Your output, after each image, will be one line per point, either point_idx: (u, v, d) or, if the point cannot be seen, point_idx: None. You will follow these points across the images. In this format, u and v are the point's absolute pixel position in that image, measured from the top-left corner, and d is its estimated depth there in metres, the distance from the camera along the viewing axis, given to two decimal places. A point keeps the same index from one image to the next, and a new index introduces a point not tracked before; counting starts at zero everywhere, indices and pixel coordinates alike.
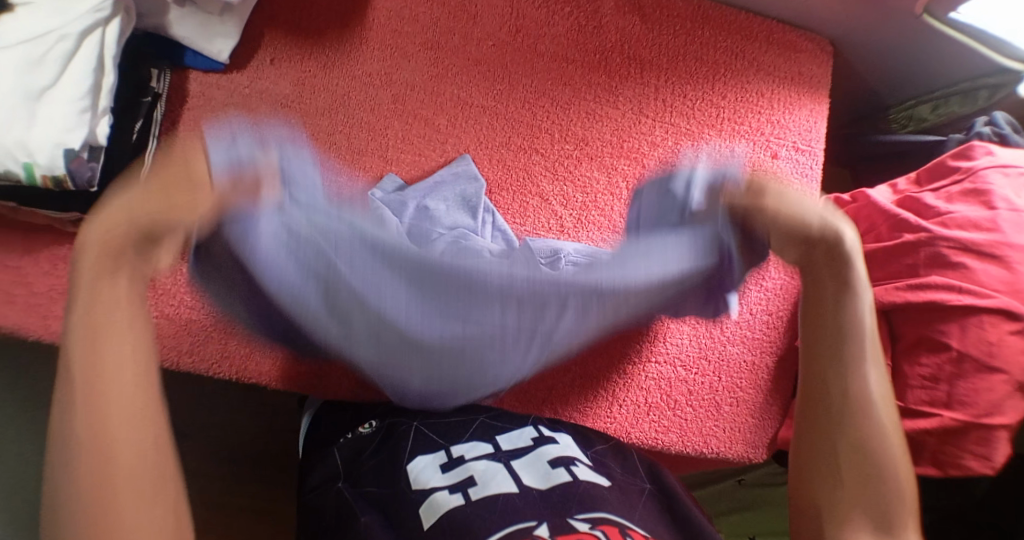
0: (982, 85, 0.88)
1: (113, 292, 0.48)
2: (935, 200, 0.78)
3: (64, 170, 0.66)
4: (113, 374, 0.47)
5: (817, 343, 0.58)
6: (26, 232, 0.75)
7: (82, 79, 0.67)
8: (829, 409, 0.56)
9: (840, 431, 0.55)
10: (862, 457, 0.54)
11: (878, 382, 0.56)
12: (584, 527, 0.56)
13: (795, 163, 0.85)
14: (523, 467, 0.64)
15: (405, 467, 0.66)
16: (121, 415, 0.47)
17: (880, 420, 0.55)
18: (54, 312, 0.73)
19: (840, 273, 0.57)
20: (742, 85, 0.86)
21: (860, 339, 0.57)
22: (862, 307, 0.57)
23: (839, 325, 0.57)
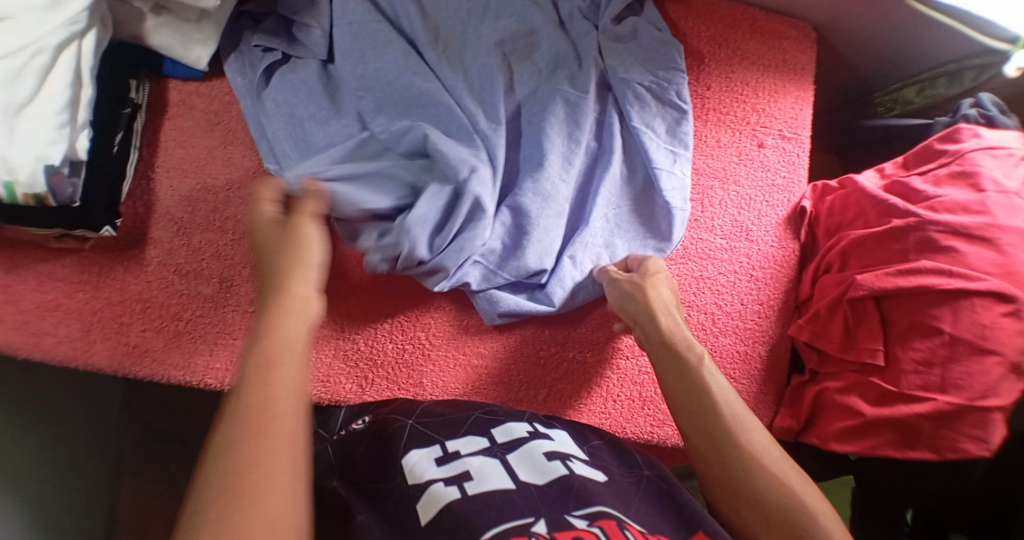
0: (966, 68, 0.87)
1: (280, 346, 0.54)
2: (923, 183, 0.78)
3: (45, 186, 0.66)
4: (271, 423, 0.50)
5: (692, 421, 0.63)
6: (10, 249, 0.74)
7: (59, 94, 0.67)
8: (729, 488, 0.61)
9: (743, 501, 0.60)
10: (771, 515, 0.59)
11: (750, 428, 0.63)
12: (582, 523, 0.58)
13: (781, 151, 0.85)
14: (520, 462, 0.65)
15: (401, 461, 0.67)
16: (265, 461, 0.48)
17: (774, 469, 0.60)
18: (43, 329, 0.72)
19: (686, 373, 0.65)
20: (727, 74, 0.85)
21: (730, 414, 0.63)
22: (718, 389, 0.64)
23: (705, 413, 0.63)
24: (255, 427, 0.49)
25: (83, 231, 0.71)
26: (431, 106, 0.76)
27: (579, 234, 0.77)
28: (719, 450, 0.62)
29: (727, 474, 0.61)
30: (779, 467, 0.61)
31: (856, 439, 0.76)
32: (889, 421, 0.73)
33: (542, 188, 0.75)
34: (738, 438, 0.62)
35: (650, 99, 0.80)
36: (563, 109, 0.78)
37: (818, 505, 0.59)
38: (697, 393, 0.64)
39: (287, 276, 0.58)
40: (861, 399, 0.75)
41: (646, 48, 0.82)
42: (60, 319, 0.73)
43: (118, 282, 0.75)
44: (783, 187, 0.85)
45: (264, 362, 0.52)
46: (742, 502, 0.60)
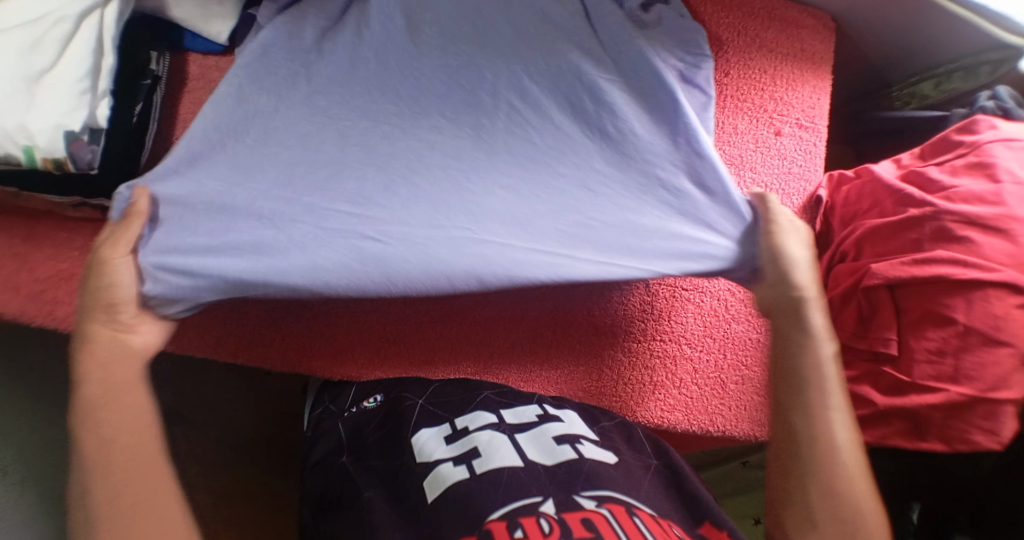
0: (983, 61, 0.87)
1: (115, 379, 0.61)
2: (939, 173, 0.78)
3: (65, 152, 0.67)
4: (120, 443, 0.58)
5: (791, 394, 0.62)
6: (29, 218, 0.75)
7: (80, 61, 0.67)
8: (800, 452, 0.60)
9: (809, 469, 0.59)
10: (828, 493, 0.58)
11: (841, 422, 0.61)
12: (590, 504, 0.57)
13: (798, 140, 0.85)
14: (528, 442, 0.65)
15: (410, 437, 0.67)
16: (131, 475, 0.57)
17: (846, 455, 0.59)
18: (57, 299, 0.72)
19: (797, 322, 0.63)
20: (744, 61, 0.85)
21: (827, 383, 0.62)
22: (824, 356, 0.62)
23: (802, 370, 0.62)
24: (104, 450, 0.58)
25: (100, 201, 0.72)
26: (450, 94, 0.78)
27: None
28: (806, 417, 0.60)
29: (802, 440, 0.60)
30: (852, 457, 0.60)
31: (866, 428, 0.76)
32: (900, 410, 0.73)
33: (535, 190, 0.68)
34: (828, 427, 0.60)
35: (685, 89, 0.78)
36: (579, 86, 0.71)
37: (869, 503, 0.58)
38: (807, 370, 0.62)
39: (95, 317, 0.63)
40: (872, 388, 0.76)
41: (673, 32, 0.81)
42: (74, 288, 0.73)
43: None
44: (798, 175, 0.85)
45: (105, 386, 0.61)
46: (805, 493, 0.58)
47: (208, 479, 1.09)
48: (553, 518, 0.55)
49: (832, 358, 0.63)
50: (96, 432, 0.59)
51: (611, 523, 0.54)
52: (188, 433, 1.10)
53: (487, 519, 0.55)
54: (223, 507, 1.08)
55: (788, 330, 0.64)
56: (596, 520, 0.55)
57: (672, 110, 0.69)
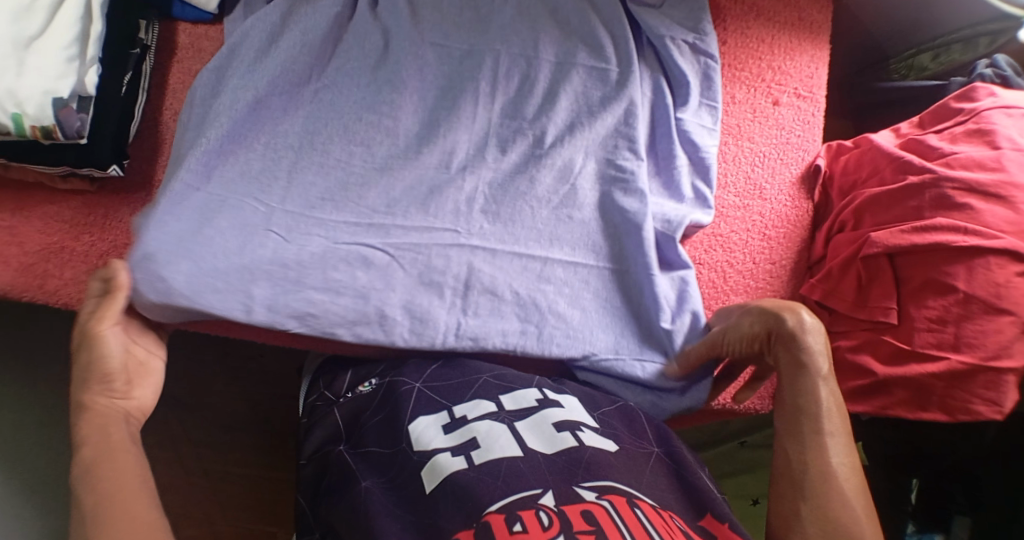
0: (983, 32, 0.86)
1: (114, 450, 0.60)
2: (939, 141, 0.77)
3: (53, 120, 0.66)
4: (112, 492, 0.57)
5: (785, 423, 0.64)
6: (17, 191, 0.74)
7: (69, 27, 0.67)
8: (795, 481, 0.61)
9: (807, 502, 0.60)
10: (827, 522, 0.59)
11: (834, 443, 0.62)
12: (590, 496, 0.57)
13: (796, 110, 0.84)
14: (528, 430, 0.64)
15: (406, 425, 0.65)
16: (129, 523, 0.55)
17: (844, 487, 0.60)
18: (47, 272, 0.71)
19: (793, 356, 0.64)
20: (742, 31, 0.85)
21: (826, 417, 0.63)
22: (821, 393, 0.63)
23: (797, 404, 0.63)
24: (104, 500, 0.56)
25: (90, 171, 0.71)
26: (453, 70, 0.78)
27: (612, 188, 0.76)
28: (804, 449, 0.62)
29: (798, 472, 0.61)
30: (852, 490, 0.60)
31: (866, 399, 0.75)
32: (901, 380, 0.72)
33: (534, 200, 0.75)
34: (820, 451, 0.62)
35: (659, 78, 0.81)
36: (575, 82, 0.78)
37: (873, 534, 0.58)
38: (795, 399, 0.64)
39: (91, 387, 0.62)
40: (873, 357, 0.75)
41: (675, 6, 0.82)
42: (65, 261, 0.72)
43: (124, 225, 0.74)
44: (797, 145, 0.84)
45: (104, 448, 0.60)
46: (802, 511, 0.60)
47: (202, 462, 1.08)
48: (553, 510, 0.54)
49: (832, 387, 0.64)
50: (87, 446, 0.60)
51: (611, 514, 0.54)
52: (181, 416, 1.09)
53: (484, 512, 0.55)
54: (218, 489, 1.08)
55: (785, 373, 0.64)
56: (596, 511, 0.54)
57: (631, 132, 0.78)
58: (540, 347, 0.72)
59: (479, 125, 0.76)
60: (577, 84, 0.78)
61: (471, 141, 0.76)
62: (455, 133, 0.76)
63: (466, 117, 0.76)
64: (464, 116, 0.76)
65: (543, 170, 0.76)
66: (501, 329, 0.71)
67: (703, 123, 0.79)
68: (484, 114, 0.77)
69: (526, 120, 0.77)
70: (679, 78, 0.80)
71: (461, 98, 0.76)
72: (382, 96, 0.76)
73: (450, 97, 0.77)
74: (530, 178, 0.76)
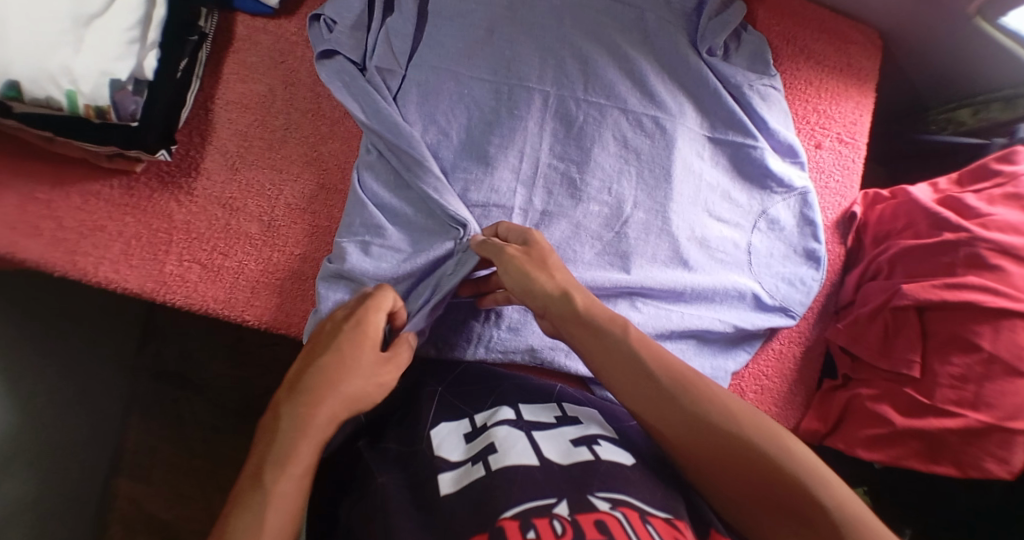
0: (1022, 94, 0.86)
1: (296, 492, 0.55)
2: (976, 201, 0.78)
3: (108, 101, 0.67)
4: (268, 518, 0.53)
5: (653, 394, 0.63)
6: (58, 166, 0.73)
7: (132, 11, 0.68)
8: (700, 439, 0.61)
9: (722, 449, 0.60)
10: (748, 450, 0.60)
11: (703, 396, 0.63)
12: (604, 506, 0.56)
13: (836, 155, 0.86)
14: (545, 439, 0.64)
15: (427, 431, 0.65)
16: None
17: (734, 418, 0.62)
18: (82, 249, 0.71)
19: (607, 338, 0.65)
20: (792, 71, 0.85)
21: (671, 379, 0.63)
22: (651, 358, 0.64)
23: (647, 378, 0.63)
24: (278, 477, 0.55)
25: (136, 154, 0.71)
26: (502, 94, 0.78)
27: (655, 235, 0.77)
28: (682, 413, 0.62)
29: (695, 431, 0.61)
30: (743, 417, 0.62)
31: (881, 448, 0.75)
32: (918, 433, 0.73)
33: (582, 235, 0.76)
34: (696, 406, 0.62)
35: (706, 131, 0.81)
36: (611, 128, 0.78)
37: (791, 441, 0.61)
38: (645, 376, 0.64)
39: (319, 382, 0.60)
40: (892, 408, 0.75)
41: (740, 55, 0.84)
42: (101, 240, 0.72)
43: (164, 210, 0.74)
44: (835, 190, 0.86)
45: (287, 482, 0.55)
46: (728, 455, 0.60)
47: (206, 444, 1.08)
48: (567, 519, 0.54)
49: (658, 348, 0.66)
50: (297, 435, 0.57)
51: (623, 526, 0.54)
52: (192, 398, 1.07)
53: (500, 516, 0.55)
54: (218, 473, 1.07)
55: (611, 346, 0.65)
56: (610, 523, 0.54)
57: (671, 171, 0.78)
58: (569, 362, 0.76)
59: (521, 158, 0.77)
60: (625, 122, 0.78)
61: (516, 168, 0.76)
62: (497, 164, 0.76)
63: (508, 152, 0.76)
64: (505, 150, 0.76)
65: (581, 203, 0.77)
66: (531, 343, 0.75)
67: (759, 170, 0.82)
68: (535, 147, 0.77)
69: (572, 153, 0.78)
70: (735, 121, 0.81)
71: (507, 130, 0.77)
72: (423, 121, 0.76)
73: (502, 126, 0.77)
74: (566, 211, 0.76)
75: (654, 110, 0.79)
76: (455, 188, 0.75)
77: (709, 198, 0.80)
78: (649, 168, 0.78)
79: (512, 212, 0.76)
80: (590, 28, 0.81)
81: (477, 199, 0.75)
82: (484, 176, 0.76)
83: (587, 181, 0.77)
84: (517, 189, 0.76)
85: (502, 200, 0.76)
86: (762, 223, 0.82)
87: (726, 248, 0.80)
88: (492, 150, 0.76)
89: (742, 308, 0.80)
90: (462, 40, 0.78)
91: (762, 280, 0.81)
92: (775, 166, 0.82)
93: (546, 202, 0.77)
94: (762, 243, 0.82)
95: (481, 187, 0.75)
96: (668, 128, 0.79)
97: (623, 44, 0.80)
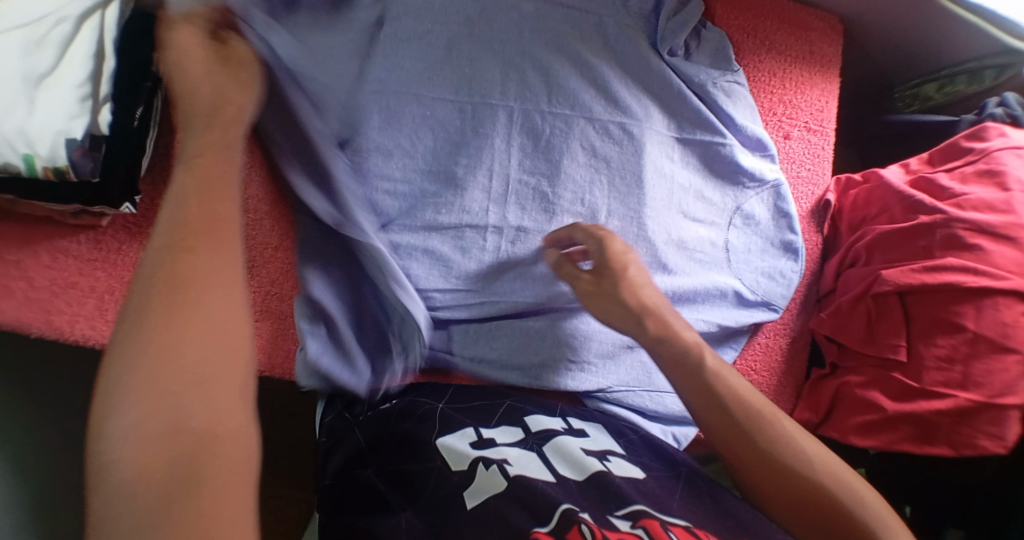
0: (989, 66, 0.87)
1: (179, 311, 0.46)
2: (949, 181, 0.78)
3: (65, 161, 0.66)
4: (193, 246, 0.49)
5: (734, 429, 0.64)
6: (24, 225, 0.72)
7: (81, 66, 0.67)
8: (773, 480, 0.62)
9: (792, 493, 0.61)
10: (818, 499, 0.60)
11: (786, 438, 0.63)
12: (624, 525, 0.56)
13: (806, 144, 0.86)
14: (555, 455, 0.64)
15: (437, 441, 0.64)
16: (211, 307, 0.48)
17: (812, 466, 0.62)
18: (56, 308, 0.71)
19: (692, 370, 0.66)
20: (755, 63, 0.85)
21: (753, 418, 0.64)
22: (738, 394, 0.65)
23: (730, 412, 0.64)
24: (189, 205, 0.50)
25: (102, 208, 0.70)
26: (465, 113, 0.77)
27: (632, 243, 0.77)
28: (760, 452, 0.62)
29: (769, 470, 0.62)
30: (819, 464, 0.62)
31: (874, 434, 0.75)
32: (909, 416, 0.73)
33: None
34: (773, 447, 0.62)
35: (675, 132, 0.81)
36: (578, 138, 0.78)
37: (864, 490, 0.61)
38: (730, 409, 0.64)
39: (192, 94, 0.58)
40: (881, 393, 0.75)
41: (703, 52, 0.83)
42: (75, 297, 0.71)
43: (135, 260, 0.73)
44: (807, 179, 0.87)
45: (164, 290, 0.47)
46: (798, 501, 0.61)
47: None
48: (594, 528, 0.54)
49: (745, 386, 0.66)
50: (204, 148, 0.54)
51: None
52: None
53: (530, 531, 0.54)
54: None
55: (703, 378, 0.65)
56: None
57: (642, 177, 0.78)
58: (559, 378, 0.76)
59: (490, 177, 0.76)
60: (592, 130, 0.78)
61: (487, 188, 0.76)
62: (467, 185, 0.75)
63: (476, 173, 0.76)
64: (475, 170, 0.76)
65: (554, 217, 0.77)
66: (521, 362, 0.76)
67: (730, 167, 0.82)
68: (505, 164, 0.77)
69: (541, 167, 0.77)
70: (703, 120, 0.81)
71: (474, 149, 0.76)
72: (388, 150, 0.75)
73: (469, 147, 0.76)
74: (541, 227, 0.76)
75: (619, 117, 0.79)
76: (426, 214, 0.75)
77: (683, 199, 0.80)
78: (620, 174, 0.78)
79: (486, 232, 0.76)
80: (548, 39, 0.80)
81: (448, 223, 0.75)
82: (454, 198, 0.75)
83: (559, 194, 0.77)
84: (489, 208, 0.76)
85: (474, 221, 0.75)
86: (738, 221, 0.82)
87: (704, 247, 0.80)
88: (460, 171, 0.76)
89: (724, 309, 0.80)
90: (421, 62, 0.77)
91: (743, 277, 0.81)
92: (746, 161, 0.82)
93: (519, 218, 0.76)
94: (739, 240, 0.82)
95: (452, 212, 0.75)
96: (636, 133, 0.78)
97: (583, 53, 0.79)
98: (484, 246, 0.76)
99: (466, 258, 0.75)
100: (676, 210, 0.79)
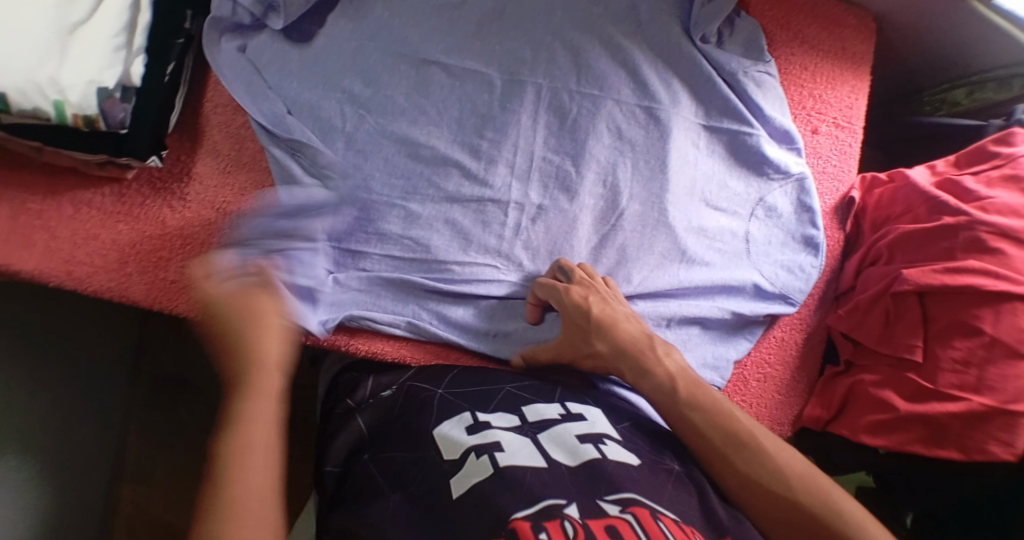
0: (1019, 72, 0.86)
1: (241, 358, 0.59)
2: (975, 184, 0.77)
3: (98, 109, 0.66)
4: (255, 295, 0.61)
5: (725, 446, 0.64)
6: (49, 175, 0.73)
7: (117, 17, 0.68)
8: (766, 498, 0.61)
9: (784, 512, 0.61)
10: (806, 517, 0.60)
11: (772, 453, 0.63)
12: (614, 510, 0.55)
13: (833, 140, 0.86)
14: (550, 442, 0.63)
15: (429, 431, 0.64)
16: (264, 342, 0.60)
17: (801, 484, 0.61)
18: (76, 259, 0.71)
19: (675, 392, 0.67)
20: (787, 56, 0.85)
21: (740, 436, 0.64)
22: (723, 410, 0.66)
23: (719, 428, 0.65)
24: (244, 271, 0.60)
25: (127, 160, 0.70)
26: (494, 88, 0.77)
27: (652, 227, 0.77)
28: (750, 469, 0.62)
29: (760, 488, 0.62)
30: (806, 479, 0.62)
31: (884, 434, 0.75)
32: (921, 418, 0.73)
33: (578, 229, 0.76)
34: (761, 463, 0.62)
35: (702, 120, 0.80)
36: (605, 119, 0.77)
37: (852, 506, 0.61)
38: (717, 424, 0.65)
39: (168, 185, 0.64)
40: (895, 394, 0.75)
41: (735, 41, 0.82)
42: (96, 249, 0.71)
43: (158, 215, 0.73)
44: (832, 175, 0.86)
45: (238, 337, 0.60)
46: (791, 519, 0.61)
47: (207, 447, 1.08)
48: (578, 521, 0.53)
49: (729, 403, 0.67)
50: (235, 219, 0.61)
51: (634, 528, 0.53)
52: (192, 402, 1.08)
53: (512, 517, 0.54)
54: None
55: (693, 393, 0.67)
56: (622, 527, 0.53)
57: (667, 162, 0.77)
58: None
59: (515, 152, 0.76)
60: (619, 112, 0.78)
61: (511, 163, 0.76)
62: (492, 159, 0.75)
63: (502, 148, 0.76)
64: (500, 145, 0.76)
65: (576, 197, 0.76)
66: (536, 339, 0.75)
67: (757, 157, 0.81)
68: (529, 140, 0.76)
69: (566, 145, 0.77)
70: (730, 109, 0.80)
71: (500, 124, 0.76)
72: (414, 119, 0.75)
73: (495, 122, 0.76)
74: (562, 207, 0.76)
75: (648, 100, 0.78)
76: (448, 185, 0.75)
77: (707, 186, 0.79)
78: (645, 158, 0.77)
79: (507, 208, 0.75)
80: (579, 20, 0.79)
81: (469, 196, 0.75)
82: (478, 172, 0.75)
83: (582, 174, 0.76)
84: (512, 184, 0.76)
85: (496, 195, 0.75)
86: (760, 211, 0.82)
87: (724, 236, 0.80)
88: (485, 144, 0.75)
89: (742, 298, 0.80)
90: (454, 35, 0.77)
91: (762, 269, 0.81)
92: (772, 153, 0.81)
93: (541, 195, 0.76)
94: (761, 231, 0.82)
95: (475, 185, 0.75)
96: (663, 118, 0.78)
97: (615, 35, 0.79)
98: (505, 222, 0.75)
99: (486, 231, 0.75)
100: (699, 197, 0.79)
